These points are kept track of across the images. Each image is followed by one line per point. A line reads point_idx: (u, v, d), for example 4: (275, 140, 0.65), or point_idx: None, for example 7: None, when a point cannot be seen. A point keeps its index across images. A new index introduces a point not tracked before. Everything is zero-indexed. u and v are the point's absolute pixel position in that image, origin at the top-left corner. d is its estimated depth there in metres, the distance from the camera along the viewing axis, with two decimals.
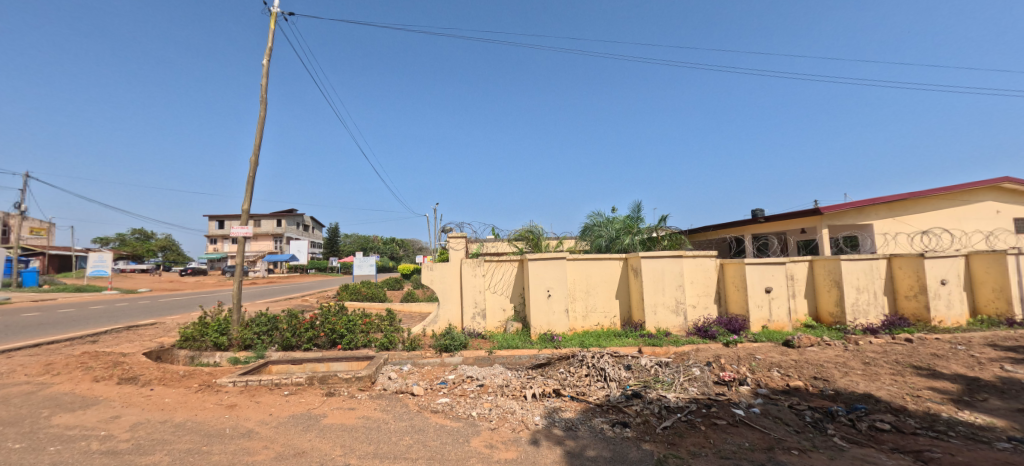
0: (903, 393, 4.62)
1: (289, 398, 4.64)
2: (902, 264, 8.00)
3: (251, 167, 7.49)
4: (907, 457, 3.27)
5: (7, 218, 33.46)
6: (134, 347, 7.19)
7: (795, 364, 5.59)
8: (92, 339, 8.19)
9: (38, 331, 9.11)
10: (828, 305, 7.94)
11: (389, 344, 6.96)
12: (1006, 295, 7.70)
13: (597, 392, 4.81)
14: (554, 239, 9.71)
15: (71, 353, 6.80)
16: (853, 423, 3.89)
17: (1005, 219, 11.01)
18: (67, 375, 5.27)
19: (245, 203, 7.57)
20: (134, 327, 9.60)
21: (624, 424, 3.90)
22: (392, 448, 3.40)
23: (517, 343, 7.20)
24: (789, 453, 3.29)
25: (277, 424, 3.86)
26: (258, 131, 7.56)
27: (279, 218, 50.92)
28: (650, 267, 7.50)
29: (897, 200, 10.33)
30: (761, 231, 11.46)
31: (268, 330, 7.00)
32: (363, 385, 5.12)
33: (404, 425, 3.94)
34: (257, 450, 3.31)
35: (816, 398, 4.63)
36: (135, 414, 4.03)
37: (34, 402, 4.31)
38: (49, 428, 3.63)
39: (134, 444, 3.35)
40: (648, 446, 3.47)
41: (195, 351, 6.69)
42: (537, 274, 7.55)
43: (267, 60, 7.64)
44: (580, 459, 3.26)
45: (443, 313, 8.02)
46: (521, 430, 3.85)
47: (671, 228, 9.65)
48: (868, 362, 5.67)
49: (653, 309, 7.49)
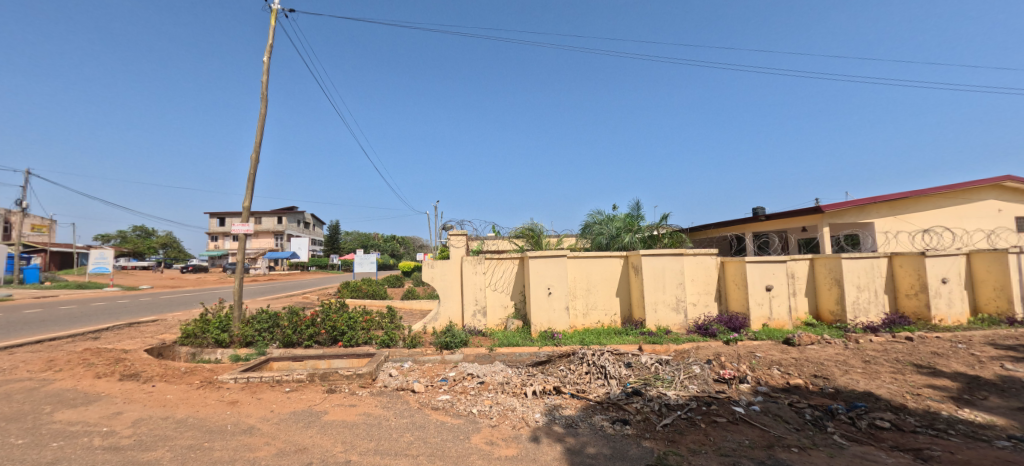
0: (903, 391, 4.62)
1: (290, 395, 4.66)
2: (903, 263, 7.99)
3: (252, 164, 7.50)
4: (907, 455, 3.28)
5: (9, 214, 33.54)
6: (135, 344, 7.21)
7: (795, 362, 5.59)
8: (94, 336, 8.22)
9: (40, 327, 9.15)
10: (828, 303, 7.94)
11: (389, 341, 6.98)
12: (1007, 294, 7.70)
13: (597, 389, 4.82)
14: (555, 236, 9.72)
15: (73, 349, 6.82)
16: (853, 421, 3.90)
17: (1006, 218, 10.98)
18: (69, 371, 5.29)
19: (245, 200, 7.58)
20: (135, 324, 9.64)
21: (624, 421, 3.91)
22: (393, 445, 3.41)
23: (517, 340, 7.21)
24: (789, 450, 3.30)
25: (279, 421, 3.88)
26: (259, 128, 7.56)
27: (280, 215, 50.93)
28: (651, 265, 7.50)
29: (899, 198, 10.30)
30: (761, 229, 11.45)
31: (268, 327, 7.02)
32: (364, 382, 5.13)
33: (405, 422, 3.95)
34: (258, 446, 3.33)
35: (816, 396, 4.64)
36: (137, 410, 4.04)
37: (36, 398, 4.33)
38: (51, 424, 3.64)
39: (136, 440, 3.36)
40: (648, 443, 3.48)
41: (196, 348, 6.70)
42: (537, 272, 7.56)
43: (267, 57, 7.63)
44: (581, 456, 3.27)
45: (444, 310, 8.03)
46: (522, 427, 3.86)
47: (671, 226, 9.65)
48: (868, 360, 5.67)
49: (653, 307, 7.49)
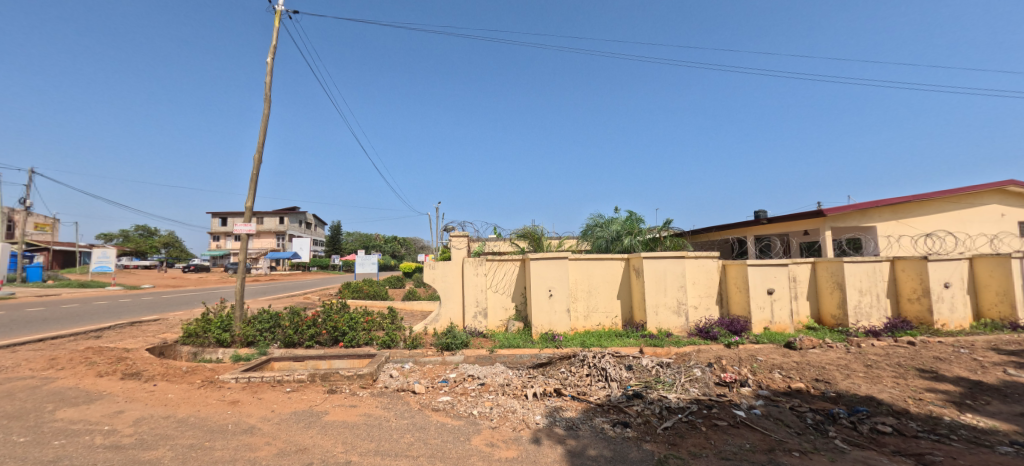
0: (905, 396, 4.60)
1: (291, 395, 4.67)
2: (905, 267, 7.96)
3: (255, 164, 7.52)
4: (909, 460, 3.26)
5: (13, 213, 33.76)
6: (137, 342, 7.26)
7: (796, 366, 5.58)
8: (96, 334, 8.25)
9: (42, 325, 9.17)
10: (830, 307, 7.91)
11: (390, 342, 6.99)
12: (1010, 299, 7.66)
13: (597, 392, 4.81)
14: (556, 239, 9.71)
15: (76, 347, 6.87)
16: (855, 425, 3.89)
17: (1009, 223, 10.95)
18: (71, 369, 5.32)
19: (248, 200, 7.61)
20: (138, 323, 9.68)
21: (624, 424, 3.90)
22: (393, 446, 3.41)
23: (518, 342, 7.20)
24: (790, 454, 3.29)
25: (279, 421, 3.89)
26: (263, 129, 7.60)
27: (281, 215, 51.02)
28: (652, 267, 7.49)
29: (901, 202, 10.28)
30: (763, 232, 11.44)
31: (270, 327, 7.02)
32: (365, 382, 5.13)
33: (406, 423, 3.95)
34: (259, 446, 3.33)
35: (817, 400, 4.62)
36: (139, 410, 4.05)
37: (39, 396, 4.34)
38: (53, 423, 3.66)
39: (137, 439, 3.37)
40: (648, 446, 3.47)
41: (198, 347, 6.72)
42: (538, 274, 7.55)
43: (272, 58, 7.67)
44: (582, 458, 3.27)
45: (444, 311, 8.04)
46: (522, 429, 3.85)
47: (674, 229, 9.62)
48: (871, 364, 5.65)
49: (654, 309, 7.49)
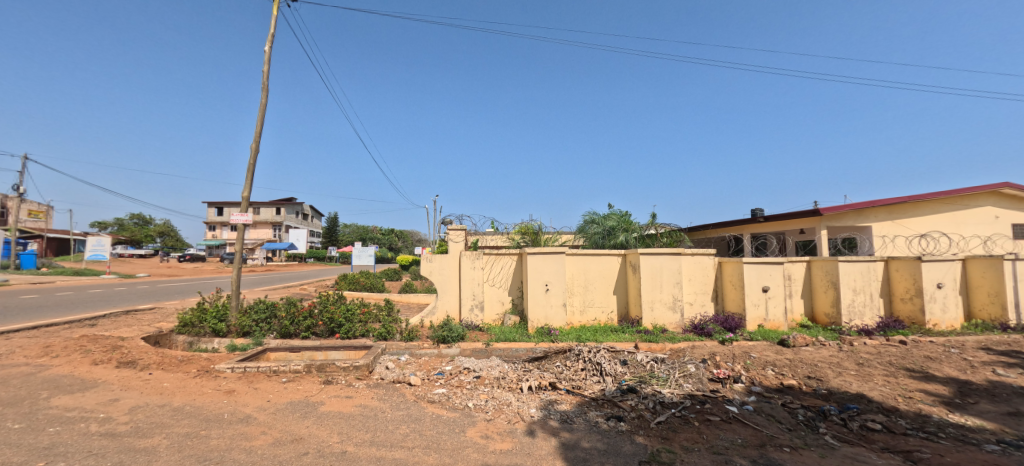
0: (896, 394, 4.67)
1: (287, 385, 4.69)
2: (899, 267, 8.00)
3: (251, 154, 7.48)
4: (897, 457, 3.31)
5: (8, 200, 33.68)
6: (133, 331, 7.24)
7: (789, 363, 5.63)
8: (91, 322, 8.25)
9: (36, 313, 9.13)
10: (824, 306, 7.99)
11: (387, 334, 7.02)
12: (1001, 300, 7.75)
13: (592, 386, 4.86)
14: (553, 233, 9.88)
15: (69, 336, 6.82)
16: (844, 422, 3.94)
17: (1004, 225, 11.03)
18: (66, 357, 5.29)
19: (245, 190, 7.57)
20: (133, 312, 9.65)
21: (619, 418, 3.93)
22: (389, 436, 3.44)
23: (514, 336, 7.23)
24: (781, 450, 3.33)
25: (275, 411, 3.90)
26: (258, 119, 7.52)
27: (280, 206, 51.08)
28: (648, 263, 7.51)
29: (897, 203, 10.38)
30: (760, 230, 11.53)
31: (266, 317, 6.99)
32: (361, 374, 5.17)
33: (402, 414, 3.97)
34: (254, 435, 3.35)
35: (808, 397, 4.68)
36: (134, 398, 4.05)
37: (33, 383, 4.34)
38: (48, 410, 3.65)
39: (133, 427, 3.38)
40: (641, 440, 3.51)
41: (194, 337, 6.77)
42: (535, 269, 7.56)
43: (270, 46, 7.59)
44: (576, 450, 3.30)
45: (442, 304, 8.10)
46: (518, 422, 3.88)
47: (667, 224, 9.72)
48: (862, 363, 5.71)
49: (650, 305, 7.53)
